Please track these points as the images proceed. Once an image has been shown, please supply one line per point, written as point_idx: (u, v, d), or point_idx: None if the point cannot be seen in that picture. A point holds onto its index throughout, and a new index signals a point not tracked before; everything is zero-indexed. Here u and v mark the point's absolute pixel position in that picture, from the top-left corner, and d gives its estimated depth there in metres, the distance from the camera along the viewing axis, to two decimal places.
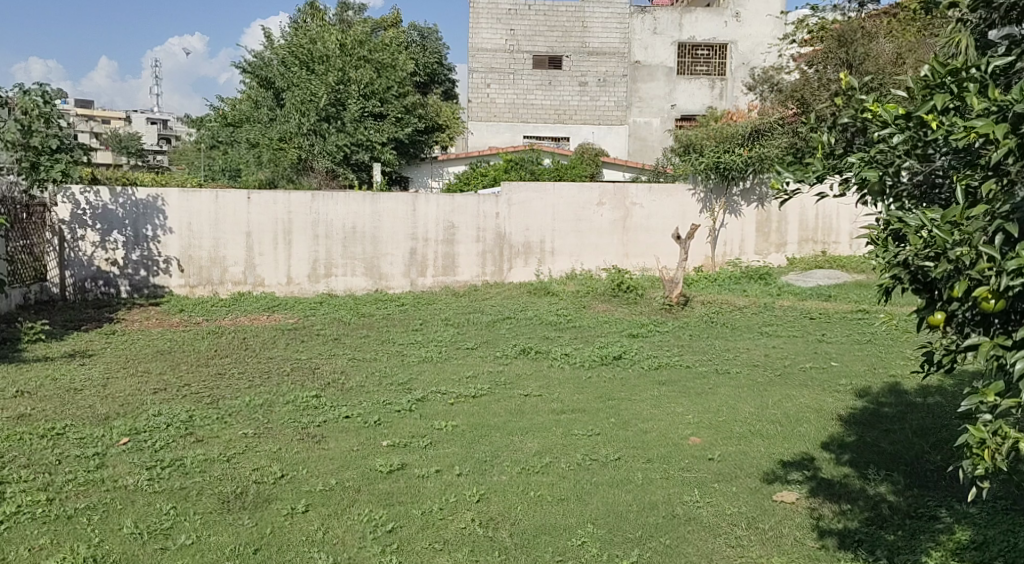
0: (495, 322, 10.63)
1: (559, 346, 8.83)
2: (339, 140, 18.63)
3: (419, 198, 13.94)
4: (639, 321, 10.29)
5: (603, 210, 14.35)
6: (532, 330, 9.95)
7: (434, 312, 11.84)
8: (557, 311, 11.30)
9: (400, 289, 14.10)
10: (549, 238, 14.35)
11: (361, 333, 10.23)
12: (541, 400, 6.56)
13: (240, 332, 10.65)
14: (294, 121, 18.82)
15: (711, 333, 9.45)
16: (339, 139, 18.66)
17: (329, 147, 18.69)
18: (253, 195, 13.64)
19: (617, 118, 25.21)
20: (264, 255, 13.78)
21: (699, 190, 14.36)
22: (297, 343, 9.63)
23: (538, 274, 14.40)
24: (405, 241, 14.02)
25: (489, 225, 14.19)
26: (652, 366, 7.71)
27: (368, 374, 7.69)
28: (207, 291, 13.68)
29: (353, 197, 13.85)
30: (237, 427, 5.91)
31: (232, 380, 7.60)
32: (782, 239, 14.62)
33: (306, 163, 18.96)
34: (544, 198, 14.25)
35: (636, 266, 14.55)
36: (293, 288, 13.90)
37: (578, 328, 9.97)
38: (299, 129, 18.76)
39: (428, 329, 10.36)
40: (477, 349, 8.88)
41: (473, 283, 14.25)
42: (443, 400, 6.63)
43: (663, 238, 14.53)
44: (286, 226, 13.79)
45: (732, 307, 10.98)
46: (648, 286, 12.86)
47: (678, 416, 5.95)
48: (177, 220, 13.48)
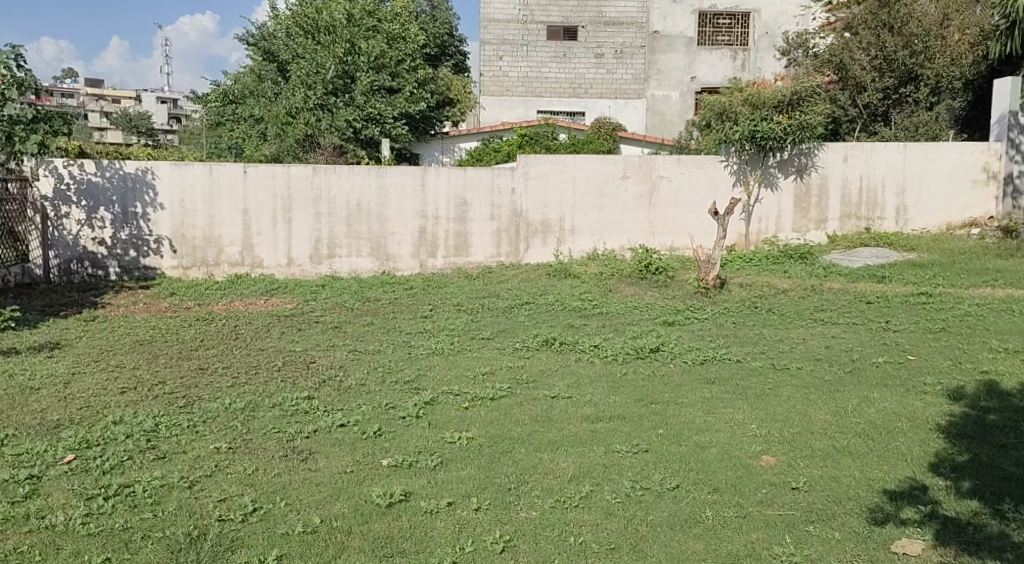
0: (512, 309, 9.59)
1: (587, 337, 7.79)
2: (349, 114, 17.41)
3: (428, 172, 12.87)
4: (672, 306, 9.22)
5: (627, 184, 13.26)
6: (555, 318, 8.91)
7: (444, 296, 10.80)
8: (579, 295, 10.24)
9: (409, 270, 13.11)
10: (569, 216, 13.28)
11: (365, 320, 9.22)
12: (571, 405, 5.53)
13: (233, 318, 9.67)
14: (298, 95, 17.57)
15: (758, 320, 8.41)
16: (348, 114, 17.50)
17: (337, 122, 17.35)
18: (249, 168, 12.62)
19: (636, 91, 24.04)
20: (263, 234, 12.78)
21: (733, 161, 13.27)
22: (294, 332, 8.63)
23: (557, 253, 13.35)
24: (414, 219, 13.00)
25: (504, 201, 13.13)
26: (696, 361, 6.68)
27: (369, 371, 6.69)
28: (202, 273, 12.71)
29: (357, 171, 12.81)
30: (210, 439, 4.91)
31: (214, 377, 6.60)
32: (823, 215, 13.50)
33: (313, 139, 17.54)
34: (563, 171, 13.16)
35: (662, 245, 13.49)
36: (294, 269, 12.91)
37: (606, 315, 8.92)
38: (305, 104, 17.45)
39: (438, 316, 9.34)
40: (495, 341, 7.86)
41: (487, 265, 13.22)
42: (455, 405, 5.61)
43: (693, 215, 13.44)
44: (285, 203, 12.77)
45: (775, 291, 9.89)
46: (679, 268, 11.77)
47: (741, 427, 4.92)
48: (168, 196, 12.48)
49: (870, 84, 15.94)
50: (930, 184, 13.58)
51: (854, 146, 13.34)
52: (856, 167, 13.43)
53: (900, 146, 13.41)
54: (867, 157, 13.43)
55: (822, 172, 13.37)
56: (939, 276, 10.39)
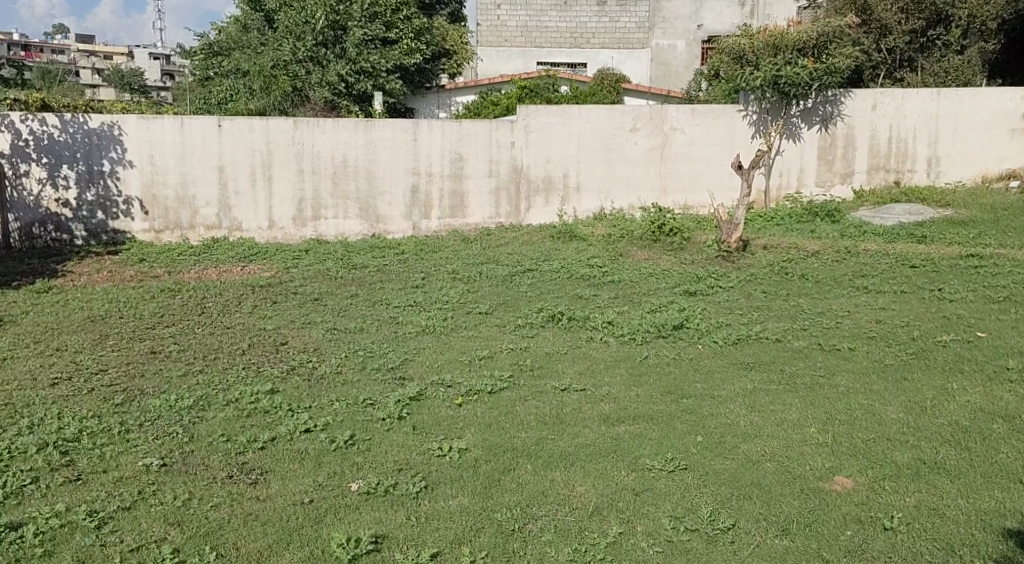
0: (513, 277, 8.60)
1: (600, 311, 6.82)
2: (341, 68, 16.28)
3: (420, 125, 11.79)
4: (692, 272, 8.24)
5: (636, 137, 12.21)
6: (562, 288, 7.93)
7: (438, 263, 9.81)
8: (588, 261, 9.24)
9: (401, 233, 12.11)
10: (573, 172, 12.25)
11: (348, 291, 8.25)
12: (586, 403, 4.57)
13: (203, 288, 8.68)
14: (286, 47, 16.44)
15: (791, 288, 7.45)
16: (341, 67, 16.35)
17: (329, 77, 16.26)
18: (224, 122, 11.55)
19: (640, 41, 22.93)
20: (242, 195, 11.76)
21: (751, 111, 12.22)
22: (268, 305, 7.64)
23: (560, 214, 12.35)
24: (406, 177, 11.97)
25: (503, 157, 12.07)
26: (729, 342, 5.71)
27: (347, 356, 5.72)
28: (175, 237, 11.72)
29: (342, 125, 11.73)
30: (141, 453, 3.95)
31: (166, 364, 5.64)
32: (849, 168, 12.46)
33: (302, 93, 16.44)
34: (568, 123, 12.10)
35: (674, 204, 12.50)
36: (275, 233, 11.93)
37: (619, 284, 7.94)
38: (293, 57, 16.35)
39: (431, 286, 8.37)
40: (495, 316, 6.89)
41: (485, 227, 12.22)
42: (446, 402, 4.65)
43: (708, 170, 12.42)
44: (266, 160, 11.72)
45: (805, 254, 8.89)
46: (695, 228, 10.76)
47: (800, 431, 3.98)
48: (136, 152, 11.43)
49: (895, 26, 14.64)
50: (966, 133, 12.53)
51: (883, 93, 12.26)
52: (886, 116, 12.37)
53: (933, 92, 12.33)
54: (897, 105, 12.35)
55: (848, 121, 12.30)
56: (985, 235, 9.39)
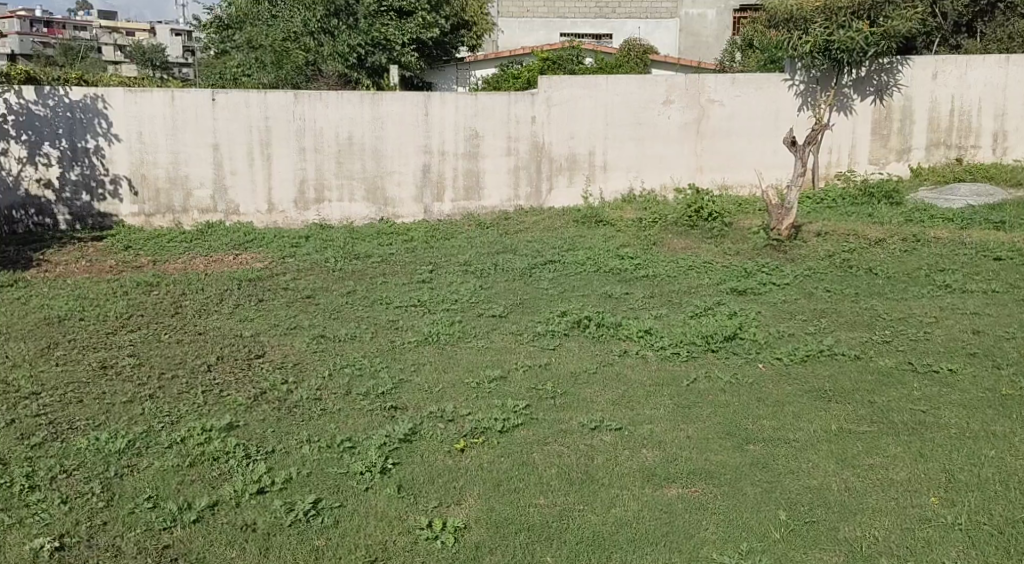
0: (533, 270, 7.58)
1: (635, 317, 5.80)
2: (352, 39, 14.98)
3: (433, 99, 10.75)
4: (736, 266, 7.20)
5: (670, 110, 11.12)
6: (590, 285, 6.91)
7: (449, 252, 8.83)
8: (617, 250, 8.20)
9: (411, 217, 11.11)
10: (600, 150, 11.17)
11: (346, 287, 7.27)
12: (623, 449, 3.57)
13: (186, 281, 7.73)
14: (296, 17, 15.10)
15: (857, 285, 6.39)
16: (352, 38, 15.01)
17: (340, 48, 15.00)
18: (219, 96, 10.57)
19: (668, 11, 21.51)
20: (238, 175, 10.79)
21: (798, 81, 11.16)
22: (252, 304, 6.67)
23: (586, 195, 11.28)
24: (416, 156, 10.94)
25: (522, 133, 11.00)
26: (796, 360, 4.67)
27: (331, 376, 4.74)
28: (167, 221, 10.77)
29: (347, 99, 10.71)
30: (34, 529, 2.98)
31: (114, 385, 4.66)
32: (905, 143, 11.31)
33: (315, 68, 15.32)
34: (594, 95, 11.02)
35: (712, 183, 11.42)
36: (275, 217, 10.96)
37: (656, 280, 6.89)
38: (303, 27, 15.02)
39: (440, 281, 7.38)
40: (512, 321, 5.90)
41: (503, 210, 11.19)
42: (444, 446, 3.66)
43: (748, 146, 11.33)
44: (264, 137, 10.73)
45: (865, 243, 7.82)
46: (736, 212, 9.68)
47: (913, 503, 3.08)
48: (123, 129, 10.48)
49: None
50: None
51: (945, 61, 11.09)
52: (948, 86, 11.18)
53: (1001, 59, 11.13)
54: (960, 74, 11.17)
55: (905, 92, 11.14)
56: None
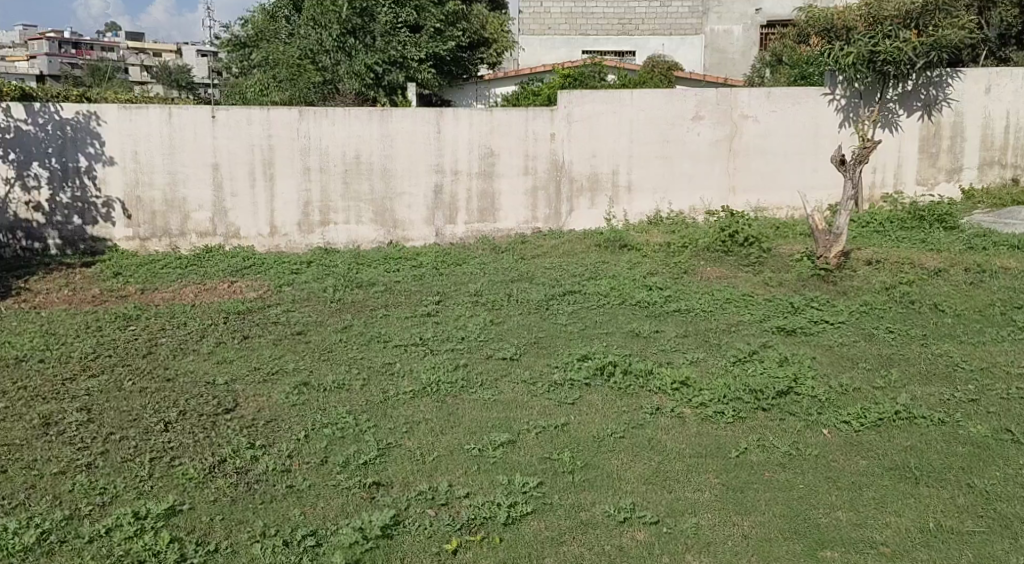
0: (551, 302, 6.80)
1: (668, 363, 5.01)
2: (369, 58, 14.18)
3: (445, 114, 10.04)
4: (779, 300, 6.40)
5: (700, 127, 10.35)
6: (615, 321, 6.12)
7: (460, 279, 8.10)
8: (645, 279, 7.43)
9: (422, 240, 10.39)
10: (624, 169, 10.41)
11: (342, 321, 6.53)
12: (660, 557, 2.90)
13: (171, 313, 7.03)
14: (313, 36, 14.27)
15: (923, 325, 5.57)
16: (369, 57, 14.19)
17: (357, 67, 14.18)
18: (219, 112, 9.91)
19: (692, 27, 20.86)
20: (238, 197, 10.11)
21: (838, 96, 10.38)
22: (236, 342, 5.95)
23: (609, 217, 10.51)
24: (427, 175, 10.23)
25: (541, 151, 10.26)
26: (865, 426, 3.88)
27: (306, 438, 3.97)
28: (163, 245, 10.11)
29: (354, 115, 10.01)
30: None
31: (50, 449, 3.92)
32: (956, 162, 10.50)
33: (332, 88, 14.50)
34: (618, 111, 10.26)
35: (746, 205, 10.62)
36: (277, 241, 10.27)
37: (691, 317, 6.10)
38: (320, 46, 14.23)
39: (447, 315, 6.62)
40: (525, 365, 5.13)
41: (520, 233, 10.44)
42: (433, 545, 2.98)
43: (785, 165, 10.53)
44: (266, 156, 10.06)
45: (924, 274, 7.00)
46: (774, 236, 8.88)
47: None
48: (117, 148, 9.84)
49: None
50: None
51: (1000, 74, 10.31)
52: (1002, 100, 10.41)
53: None
54: (1016, 88, 10.41)
55: (956, 107, 10.34)
56: None
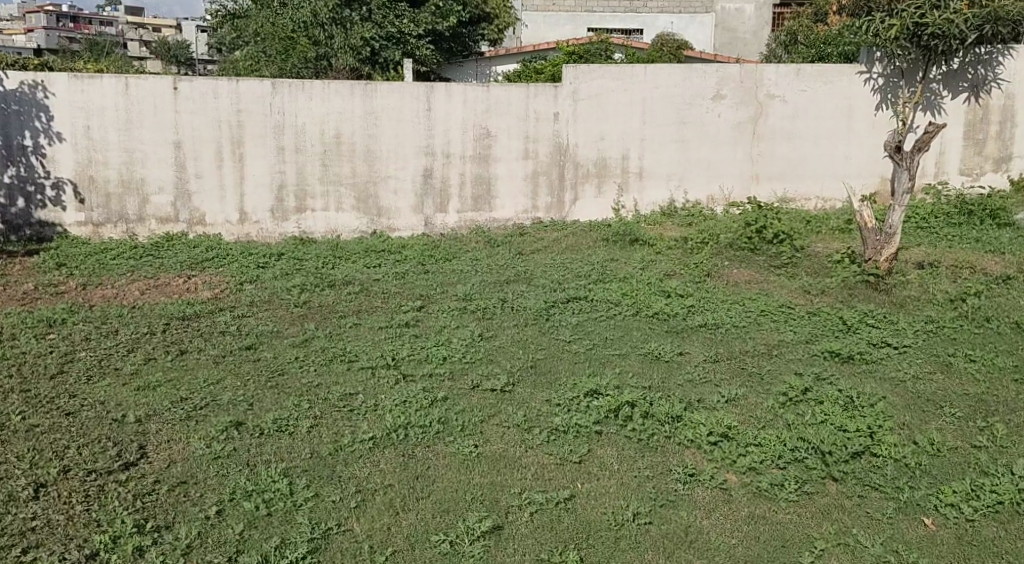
0: (553, 314, 5.76)
1: (698, 400, 3.96)
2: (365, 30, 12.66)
3: (437, 89, 8.96)
4: (822, 314, 5.36)
5: (720, 107, 9.27)
6: (629, 340, 5.09)
7: (446, 279, 7.05)
8: (662, 284, 6.39)
9: (409, 230, 9.33)
10: (636, 153, 9.33)
11: (303, 332, 5.48)
12: None
13: (104, 318, 5.95)
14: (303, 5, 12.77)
15: (1007, 352, 4.55)
16: (365, 29, 12.69)
17: (351, 40, 12.65)
18: (181, 84, 8.78)
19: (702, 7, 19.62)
20: (203, 179, 9.00)
21: (876, 74, 9.29)
22: (168, 362, 4.88)
23: (618, 207, 9.44)
24: (415, 157, 9.14)
25: (543, 132, 9.17)
26: (978, 512, 2.99)
27: (222, 519, 3.00)
28: (119, 232, 8.98)
29: (334, 88, 8.93)
30: None
31: None
32: (1005, 150, 9.43)
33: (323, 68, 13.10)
34: (630, 88, 9.17)
35: (770, 195, 9.55)
36: (247, 229, 9.18)
37: (720, 335, 5.06)
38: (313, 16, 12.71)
39: (427, 327, 5.58)
40: (518, 400, 4.09)
41: (518, 223, 9.37)
42: None
43: (814, 151, 9.45)
44: (235, 134, 8.95)
45: (991, 283, 5.98)
46: (805, 233, 7.83)
47: None
48: (67, 122, 8.69)
49: None
50: None
51: None
52: None
53: None
54: None
55: (1007, 88, 9.25)
56: None
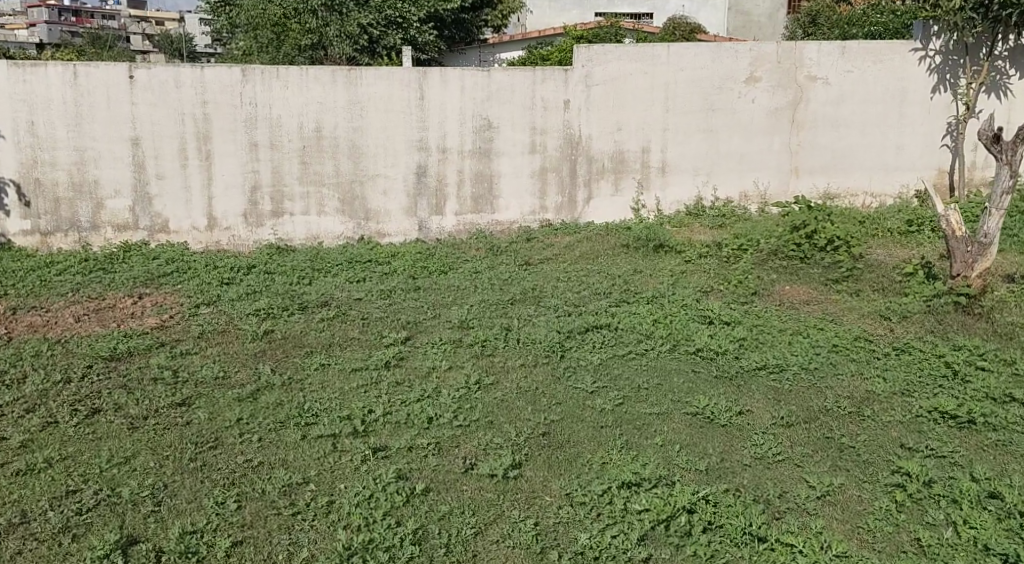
0: (569, 350, 4.62)
1: (779, 494, 2.98)
2: (361, 16, 11.27)
3: (430, 75, 7.73)
4: (906, 352, 4.26)
5: (754, 92, 8.09)
6: (668, 392, 3.96)
7: (439, 299, 5.93)
8: (701, 307, 5.25)
9: (401, 235, 8.07)
10: (658, 145, 8.14)
11: (255, 378, 4.35)
12: None
13: (16, 356, 4.81)
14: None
15: None
16: (364, 14, 11.24)
17: (346, 28, 11.28)
18: (138, 72, 7.41)
19: None
20: (166, 181, 7.64)
21: (932, 51, 8.07)
22: (71, 429, 3.74)
23: (637, 205, 8.26)
24: (407, 154, 7.88)
25: (553, 123, 7.96)
26: None
27: None
28: (71, 242, 7.61)
29: (314, 76, 7.63)
30: None
31: None
32: None
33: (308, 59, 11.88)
34: (650, 72, 7.99)
35: (811, 190, 8.36)
36: (216, 237, 7.84)
37: (787, 387, 3.93)
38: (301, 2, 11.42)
39: (411, 370, 4.43)
40: (526, 497, 3.02)
41: (526, 226, 8.16)
42: None
43: (862, 140, 8.26)
44: (201, 128, 7.58)
45: None
46: (861, 237, 6.71)
47: None
48: (5, 115, 7.27)
49: None
50: None
51: None
52: None
53: None
54: None
55: None
56: None
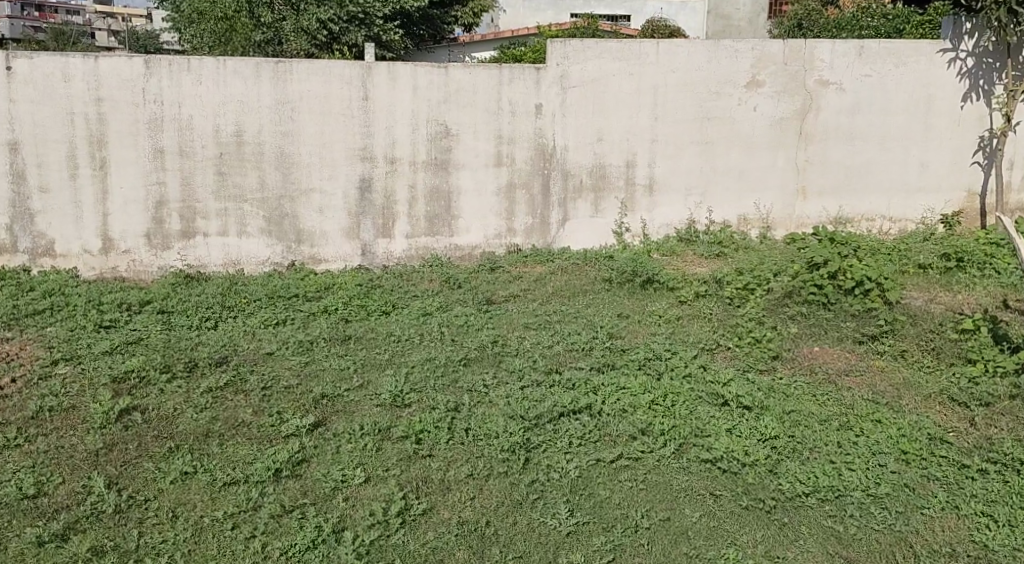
0: (536, 450, 3.32)
1: None
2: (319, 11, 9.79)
3: (375, 71, 6.23)
4: (1012, 470, 3.13)
5: (757, 97, 6.81)
6: (680, 540, 2.83)
7: (371, 356, 4.58)
8: (712, 380, 3.95)
9: (340, 261, 6.49)
10: (644, 159, 6.79)
11: (84, 508, 2.97)
12: None
13: None
14: None
15: None
16: (323, 9, 9.76)
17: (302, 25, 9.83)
18: (18, 61, 5.75)
19: None
20: (51, 195, 5.97)
21: (964, 53, 6.88)
22: None
23: (619, 229, 6.88)
24: (346, 165, 6.32)
25: (523, 130, 6.54)
26: None
27: None
28: None
29: (236, 69, 6.02)
30: None
31: None
32: None
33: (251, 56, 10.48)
34: (635, 72, 6.64)
35: (821, 214, 7.11)
36: (113, 263, 6.16)
37: (854, 536, 2.83)
38: None
39: (307, 487, 3.10)
40: None
41: (489, 252, 6.70)
42: None
43: (881, 156, 7.03)
44: (95, 132, 5.92)
45: None
46: (894, 277, 5.49)
47: None
48: None
49: None
50: None
51: None
52: None
53: None
54: None
55: None
56: None
